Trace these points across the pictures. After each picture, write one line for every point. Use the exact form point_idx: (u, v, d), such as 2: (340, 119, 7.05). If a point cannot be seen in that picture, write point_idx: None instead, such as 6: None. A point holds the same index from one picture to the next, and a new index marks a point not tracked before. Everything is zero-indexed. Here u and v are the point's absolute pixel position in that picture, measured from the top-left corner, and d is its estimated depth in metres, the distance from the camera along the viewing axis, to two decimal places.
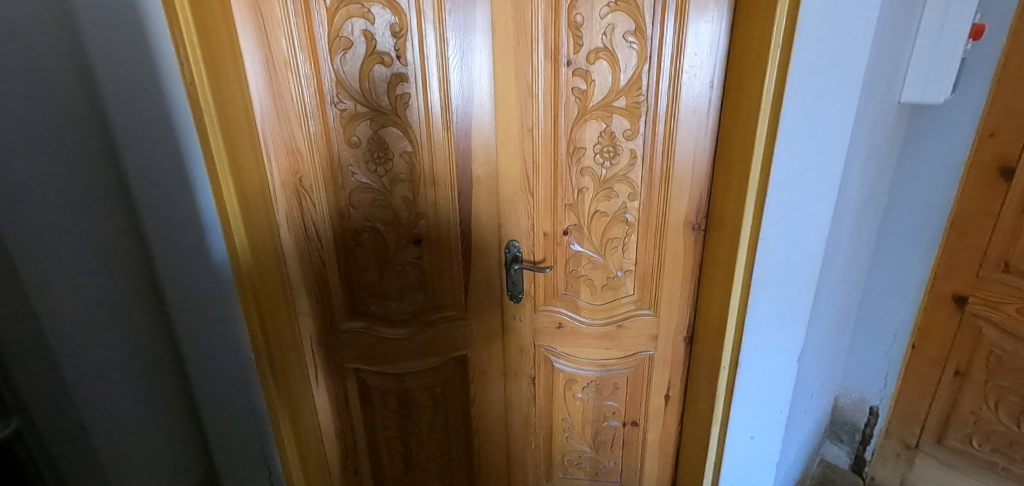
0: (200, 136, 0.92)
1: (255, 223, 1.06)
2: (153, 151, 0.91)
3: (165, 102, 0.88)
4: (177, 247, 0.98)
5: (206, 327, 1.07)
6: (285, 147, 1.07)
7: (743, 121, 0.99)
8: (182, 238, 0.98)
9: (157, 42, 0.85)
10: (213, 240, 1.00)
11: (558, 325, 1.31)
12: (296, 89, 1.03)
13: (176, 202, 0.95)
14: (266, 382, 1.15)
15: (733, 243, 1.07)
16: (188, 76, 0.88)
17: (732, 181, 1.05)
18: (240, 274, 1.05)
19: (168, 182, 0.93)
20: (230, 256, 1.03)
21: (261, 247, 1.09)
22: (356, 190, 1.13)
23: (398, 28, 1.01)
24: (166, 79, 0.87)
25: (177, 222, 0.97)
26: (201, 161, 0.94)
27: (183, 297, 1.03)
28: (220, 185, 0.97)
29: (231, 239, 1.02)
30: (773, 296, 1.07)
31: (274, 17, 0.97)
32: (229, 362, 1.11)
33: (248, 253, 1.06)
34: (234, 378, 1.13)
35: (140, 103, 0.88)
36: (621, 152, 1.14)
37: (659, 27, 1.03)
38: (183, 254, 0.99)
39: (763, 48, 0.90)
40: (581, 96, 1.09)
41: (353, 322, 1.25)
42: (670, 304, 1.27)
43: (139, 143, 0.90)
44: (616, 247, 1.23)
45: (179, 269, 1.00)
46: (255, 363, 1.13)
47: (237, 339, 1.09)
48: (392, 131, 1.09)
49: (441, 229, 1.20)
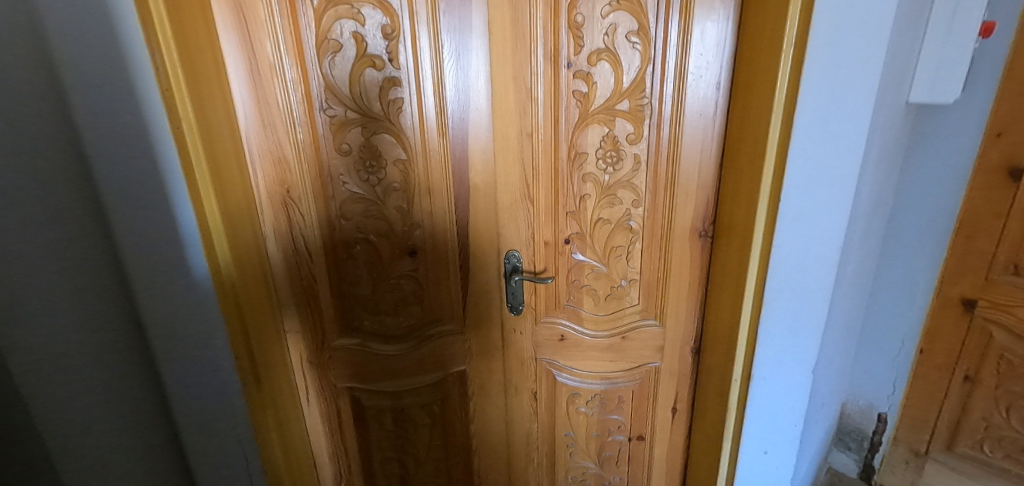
0: (178, 146, 0.85)
1: (239, 238, 0.99)
2: (125, 166, 0.83)
3: (139, 108, 0.81)
4: (155, 266, 0.90)
5: (186, 353, 0.98)
6: (271, 156, 1.01)
7: (753, 123, 0.95)
8: (158, 258, 0.90)
9: (129, 44, 0.77)
10: (193, 257, 0.92)
11: (560, 338, 1.26)
12: (283, 95, 0.97)
13: (151, 222, 0.87)
14: (253, 405, 1.08)
15: (743, 252, 1.02)
16: (165, 80, 0.81)
17: (740, 186, 1.01)
18: (225, 299, 0.98)
19: (140, 196, 0.85)
20: (213, 274, 0.95)
21: (245, 263, 1.02)
22: (348, 200, 1.08)
23: (390, 29, 0.96)
24: (139, 83, 0.79)
25: (151, 241, 0.89)
26: (179, 171, 0.87)
27: (160, 322, 0.95)
28: (201, 198, 0.90)
29: (213, 256, 0.95)
30: (791, 307, 1.02)
31: (258, 18, 0.92)
32: (213, 390, 1.03)
33: (235, 272, 0.99)
34: (218, 406, 1.05)
35: (110, 115, 0.80)
36: (624, 157, 1.09)
37: (662, 27, 0.99)
38: (158, 276, 0.91)
39: (775, 46, 0.86)
40: (582, 99, 1.05)
41: (345, 340, 1.19)
42: (677, 314, 1.22)
43: (111, 154, 0.82)
44: (619, 256, 1.18)
45: (156, 290, 0.92)
46: (240, 385, 1.05)
47: (221, 364, 1.01)
48: (385, 138, 1.04)
49: (437, 240, 1.15)
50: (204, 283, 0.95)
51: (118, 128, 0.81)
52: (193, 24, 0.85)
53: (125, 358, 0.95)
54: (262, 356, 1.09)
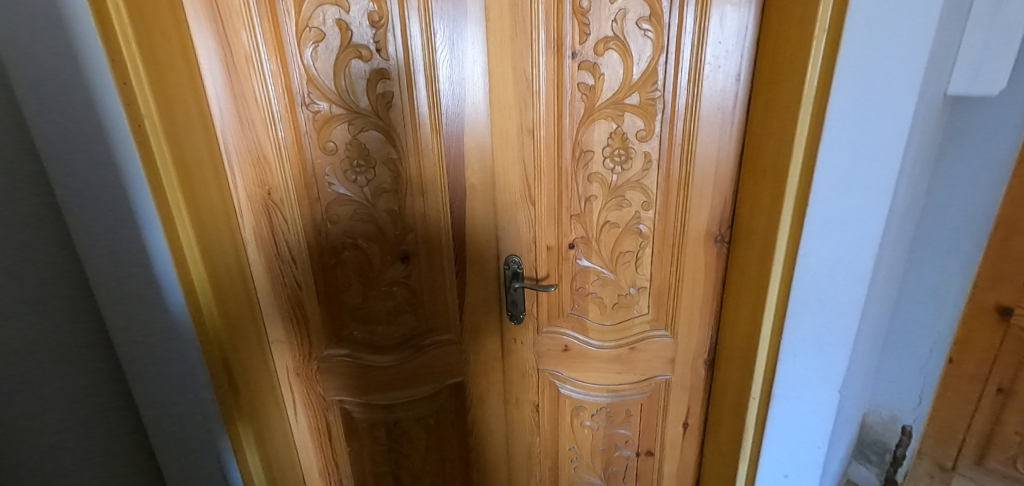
0: (140, 147, 0.76)
1: (213, 248, 0.90)
2: (83, 172, 0.74)
3: (92, 104, 0.71)
4: (119, 278, 0.81)
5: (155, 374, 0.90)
6: (250, 156, 0.94)
7: (778, 118, 0.85)
8: (123, 272, 0.81)
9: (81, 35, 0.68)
10: (162, 271, 0.83)
11: (564, 348, 1.18)
12: (262, 90, 0.89)
13: (115, 231, 0.78)
14: (234, 429, 0.99)
15: (764, 261, 0.93)
16: (121, 74, 0.71)
17: (762, 189, 0.91)
18: (200, 316, 0.89)
19: (101, 203, 0.76)
20: (186, 291, 0.86)
21: (223, 275, 0.93)
22: (335, 202, 1.00)
23: (378, 17, 0.88)
24: (92, 76, 0.70)
25: (116, 253, 0.80)
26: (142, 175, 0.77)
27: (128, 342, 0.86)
28: (170, 208, 0.80)
29: (184, 270, 0.85)
30: (822, 323, 0.92)
31: (231, 4, 0.84)
32: (189, 414, 0.94)
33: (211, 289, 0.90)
34: (195, 430, 0.96)
35: (65, 115, 0.71)
36: (633, 155, 1.00)
37: (677, 13, 0.90)
38: (126, 292, 0.83)
39: (806, 32, 0.76)
40: (588, 92, 0.97)
41: (334, 350, 1.12)
42: (689, 324, 1.14)
43: (64, 156, 0.72)
44: (628, 261, 1.10)
45: (121, 306, 0.83)
46: (219, 409, 0.96)
47: (197, 386, 0.92)
48: (373, 135, 0.96)
49: (432, 244, 1.07)
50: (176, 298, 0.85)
51: (73, 130, 0.72)
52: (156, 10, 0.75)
53: (95, 372, 0.89)
54: (244, 375, 1.00)
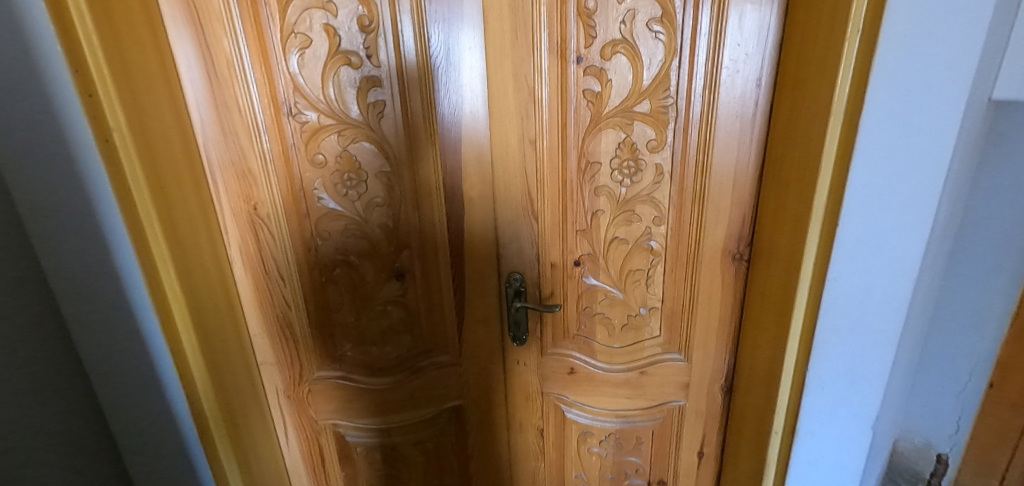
0: (109, 164, 0.68)
1: (195, 274, 0.82)
2: (40, 198, 0.66)
3: (56, 119, 0.64)
4: (94, 309, 0.73)
5: (128, 418, 0.81)
6: (234, 170, 0.89)
7: (802, 128, 0.77)
8: (93, 305, 0.73)
9: (42, 49, 0.61)
10: (139, 304, 0.75)
11: (570, 371, 1.11)
12: (246, 100, 0.85)
13: (78, 260, 0.70)
14: (222, 468, 0.91)
15: (787, 284, 0.84)
16: (85, 85, 0.64)
17: (785, 205, 0.83)
18: (179, 349, 0.80)
19: (63, 230, 0.68)
20: (165, 325, 0.78)
21: (206, 304, 0.85)
22: (324, 217, 0.94)
23: (368, 21, 0.82)
24: (54, 92, 0.63)
25: (80, 285, 0.71)
26: (112, 198, 0.69)
27: (104, 385, 0.78)
28: (143, 234, 0.73)
29: (161, 298, 0.77)
30: (858, 354, 0.82)
31: (212, 11, 0.79)
32: (166, 457, 0.85)
33: (193, 320, 0.81)
34: (179, 472, 0.87)
35: (18, 134, 0.62)
36: (644, 167, 0.93)
37: (691, 13, 0.83)
38: (96, 328, 0.74)
39: (837, 33, 0.68)
40: (594, 100, 0.90)
41: (326, 372, 1.06)
42: (704, 347, 1.06)
43: (27, 174, 0.64)
44: (638, 280, 1.02)
45: (98, 339, 0.75)
46: (204, 449, 0.88)
47: (178, 427, 0.84)
48: (365, 146, 0.91)
49: (428, 260, 1.01)
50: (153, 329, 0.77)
51: (28, 151, 0.63)
52: (125, 18, 0.69)
53: None
54: (230, 413, 0.91)
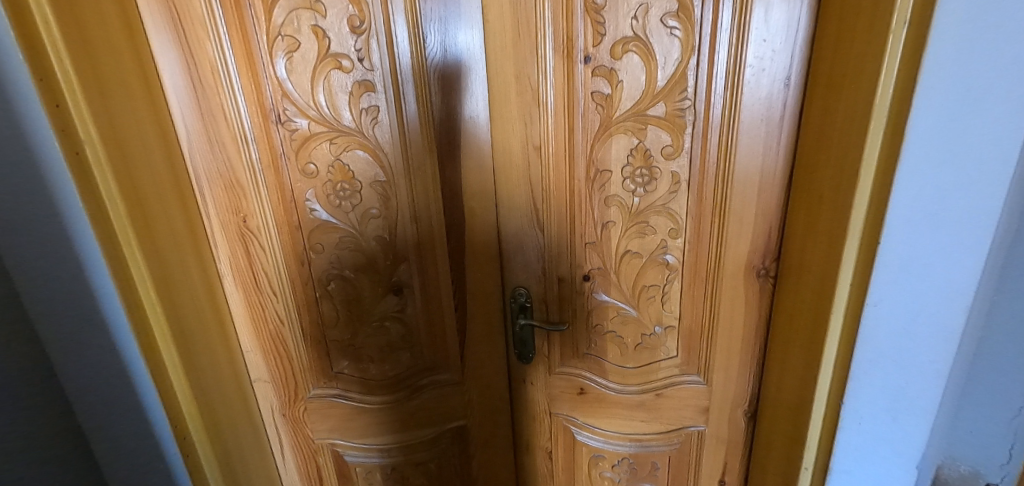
0: (80, 179, 0.63)
1: (177, 292, 0.78)
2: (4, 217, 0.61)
3: (19, 132, 0.59)
4: (70, 331, 0.69)
5: (108, 445, 0.76)
6: (222, 181, 0.85)
7: (837, 133, 0.68)
8: (68, 329, 0.69)
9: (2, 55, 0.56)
10: (117, 326, 0.70)
11: (580, 391, 1.04)
12: (233, 108, 0.80)
13: (50, 282, 0.66)
14: None
15: (818, 310, 0.75)
16: (52, 94, 0.59)
17: (818, 218, 0.74)
18: (161, 372, 0.76)
19: (31, 250, 0.64)
20: (147, 347, 0.73)
21: (189, 322, 0.80)
22: (317, 229, 0.90)
23: (359, 21, 0.77)
24: (16, 102, 0.58)
25: (52, 310, 0.67)
26: (85, 217, 0.65)
27: (83, 410, 0.74)
28: (118, 252, 0.68)
29: (141, 318, 0.72)
30: (904, 389, 0.72)
31: (195, 16, 0.75)
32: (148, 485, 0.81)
33: (176, 340, 0.77)
34: None
35: None
36: (658, 176, 0.86)
37: (711, 6, 0.75)
38: (71, 353, 0.70)
39: (880, 26, 0.59)
40: (604, 103, 0.82)
41: (322, 389, 1.01)
42: (726, 370, 0.98)
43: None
44: (652, 297, 0.95)
45: (79, 363, 0.71)
46: (190, 477, 0.83)
47: (162, 453, 0.79)
48: (359, 155, 0.85)
49: (428, 274, 0.95)
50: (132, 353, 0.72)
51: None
52: (93, 23, 0.65)
53: None
54: (219, 437, 0.86)
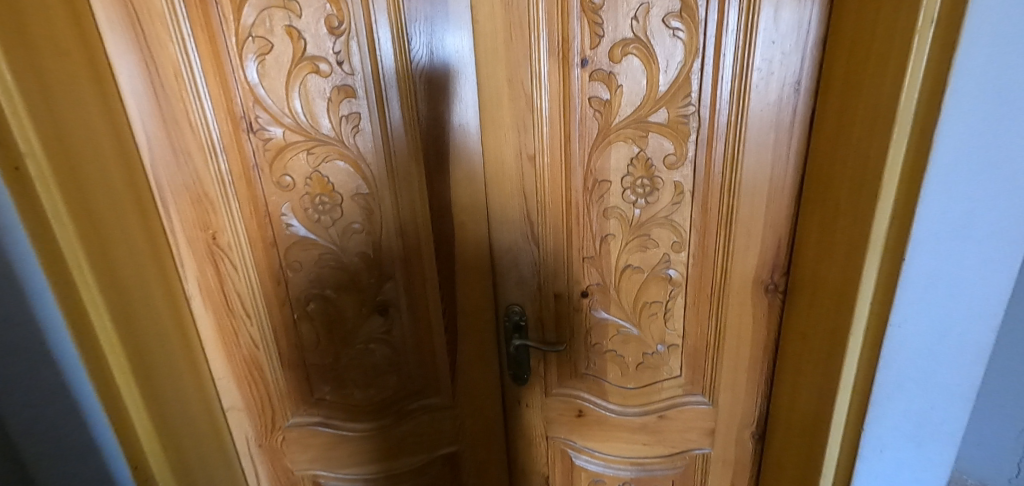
0: (20, 198, 0.56)
1: (137, 319, 0.70)
2: None
3: None
4: (14, 365, 0.62)
5: None
6: (190, 195, 0.78)
7: (854, 141, 0.64)
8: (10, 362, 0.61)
9: None
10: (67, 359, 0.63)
11: (578, 414, 0.98)
12: (200, 116, 0.74)
13: None
14: None
15: (835, 329, 0.70)
16: None
17: (833, 231, 0.69)
18: (120, 409, 0.68)
19: None
20: (102, 382, 0.66)
21: (151, 352, 0.73)
22: (295, 246, 0.83)
23: (338, 21, 0.71)
24: None
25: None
26: (27, 240, 0.57)
27: (32, 451, 0.66)
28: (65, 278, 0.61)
29: (95, 350, 0.65)
30: (928, 412, 0.67)
31: (155, 15, 0.69)
32: None
33: (138, 374, 0.69)
34: None
35: None
36: (660, 186, 0.81)
37: (716, 7, 0.70)
38: (16, 388, 0.63)
39: (904, 26, 0.54)
40: (603, 109, 0.77)
41: (302, 417, 0.94)
42: (733, 390, 0.92)
43: None
44: (654, 314, 0.89)
45: (24, 403, 0.63)
46: None
47: None
48: (339, 166, 0.79)
49: (415, 293, 0.89)
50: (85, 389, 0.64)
51: None
52: (37, 22, 0.58)
53: None
54: (187, 475, 0.79)
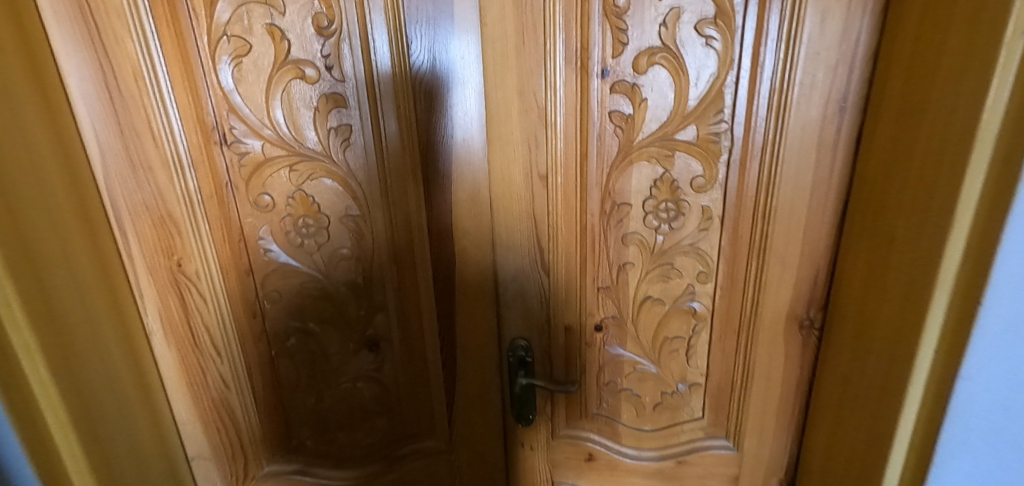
0: None
1: (80, 365, 0.59)
2: None
3: None
4: None
5: None
6: (151, 215, 0.68)
7: (914, 166, 0.56)
8: None
9: None
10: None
11: (588, 458, 0.88)
12: (163, 126, 0.64)
13: None
14: None
15: (888, 377, 0.62)
16: None
17: (885, 266, 0.62)
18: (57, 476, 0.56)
19: None
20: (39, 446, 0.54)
21: (96, 403, 0.61)
22: (273, 274, 0.74)
23: (327, 20, 0.62)
24: None
25: None
26: None
27: None
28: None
29: (30, 411, 0.53)
30: (1008, 485, 0.56)
31: (111, 8, 0.59)
32: None
33: (82, 433, 0.58)
34: None
35: None
36: (686, 210, 0.73)
37: (755, 14, 0.62)
38: None
39: (986, 39, 0.46)
40: (624, 124, 0.69)
41: (279, 464, 0.84)
42: (759, 434, 0.84)
43: None
44: (675, 350, 0.81)
45: None
46: None
47: None
48: (326, 184, 0.70)
49: (410, 326, 0.79)
50: (18, 465, 0.52)
51: None
52: None
53: None
54: None
